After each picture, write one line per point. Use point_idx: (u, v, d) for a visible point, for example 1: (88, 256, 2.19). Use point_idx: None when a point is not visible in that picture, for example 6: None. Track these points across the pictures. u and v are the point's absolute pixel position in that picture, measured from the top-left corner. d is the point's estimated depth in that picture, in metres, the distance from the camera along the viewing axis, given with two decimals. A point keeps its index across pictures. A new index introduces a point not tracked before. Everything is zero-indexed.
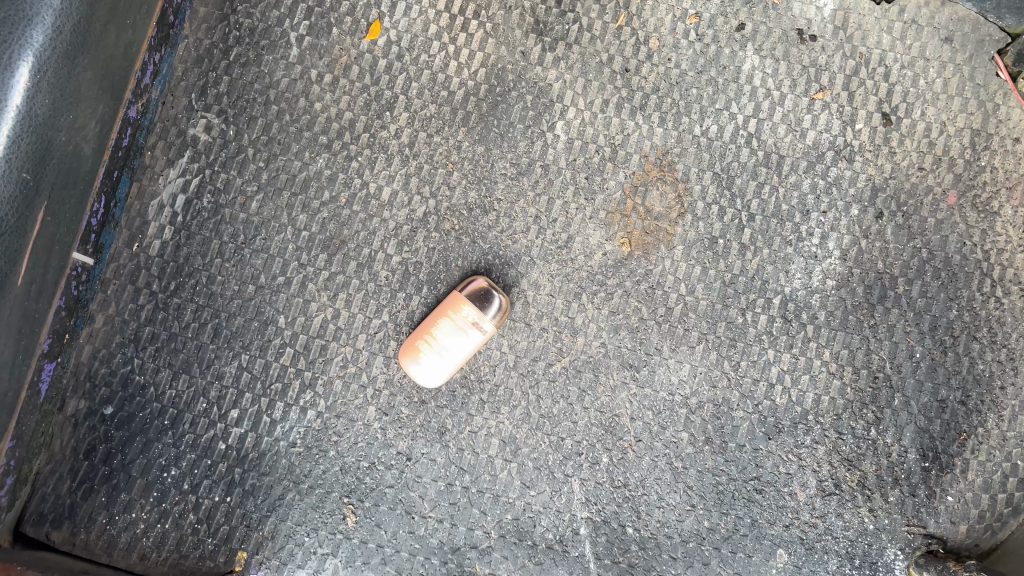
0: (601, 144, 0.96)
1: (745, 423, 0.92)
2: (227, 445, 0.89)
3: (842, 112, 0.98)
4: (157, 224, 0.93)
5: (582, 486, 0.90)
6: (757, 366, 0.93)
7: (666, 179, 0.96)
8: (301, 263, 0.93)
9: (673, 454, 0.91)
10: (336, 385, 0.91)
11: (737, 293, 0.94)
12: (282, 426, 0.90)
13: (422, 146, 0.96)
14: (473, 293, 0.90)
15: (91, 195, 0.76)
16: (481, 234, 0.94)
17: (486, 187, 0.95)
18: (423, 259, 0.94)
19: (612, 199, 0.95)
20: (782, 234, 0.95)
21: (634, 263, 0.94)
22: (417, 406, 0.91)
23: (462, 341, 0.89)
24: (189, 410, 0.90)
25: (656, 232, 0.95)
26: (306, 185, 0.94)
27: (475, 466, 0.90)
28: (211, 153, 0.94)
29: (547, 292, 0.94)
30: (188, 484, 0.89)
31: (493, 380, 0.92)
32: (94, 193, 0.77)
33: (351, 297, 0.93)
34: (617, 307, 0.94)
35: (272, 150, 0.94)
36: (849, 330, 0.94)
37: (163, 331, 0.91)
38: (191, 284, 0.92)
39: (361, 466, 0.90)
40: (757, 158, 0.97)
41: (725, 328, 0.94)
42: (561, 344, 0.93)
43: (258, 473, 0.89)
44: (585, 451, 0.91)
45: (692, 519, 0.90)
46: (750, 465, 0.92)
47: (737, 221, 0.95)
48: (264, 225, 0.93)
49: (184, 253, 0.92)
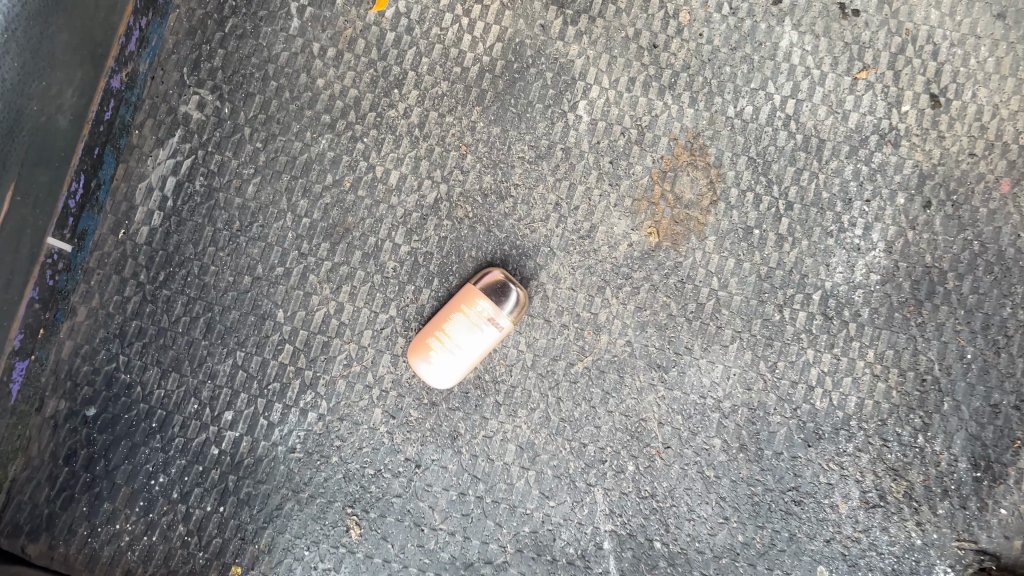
0: (627, 126, 0.89)
1: (782, 429, 0.85)
2: (220, 450, 0.82)
3: (887, 93, 0.90)
4: (146, 209, 0.85)
5: (606, 497, 0.83)
6: (795, 368, 0.86)
7: (697, 163, 0.88)
8: (301, 253, 0.86)
9: (704, 462, 0.84)
10: (339, 386, 0.84)
11: (774, 288, 0.87)
12: (280, 429, 0.83)
13: (433, 127, 0.88)
14: (488, 286, 0.83)
15: (71, 173, 0.70)
16: (497, 222, 0.87)
17: (502, 172, 0.88)
18: (433, 249, 0.86)
19: (638, 185, 0.88)
20: (822, 224, 0.88)
21: (663, 255, 0.87)
22: (427, 409, 0.84)
23: (476, 338, 0.81)
24: (179, 412, 0.82)
25: (686, 221, 0.87)
26: (307, 168, 0.87)
27: (490, 474, 0.83)
28: (204, 133, 0.87)
29: (568, 286, 0.86)
30: (177, 493, 0.81)
31: (509, 381, 0.84)
32: (73, 170, 0.70)
33: (356, 290, 0.85)
34: (644, 303, 0.86)
35: (271, 130, 0.87)
36: (895, 329, 0.87)
37: (151, 326, 0.84)
38: (182, 274, 0.85)
39: (366, 473, 0.82)
40: (796, 142, 0.89)
41: (761, 326, 0.86)
42: (583, 342, 0.86)
43: (253, 480, 0.82)
44: (609, 459, 0.84)
45: (725, 533, 0.83)
46: (788, 475, 0.84)
47: (774, 210, 0.88)
48: (262, 211, 0.86)
49: (174, 241, 0.85)
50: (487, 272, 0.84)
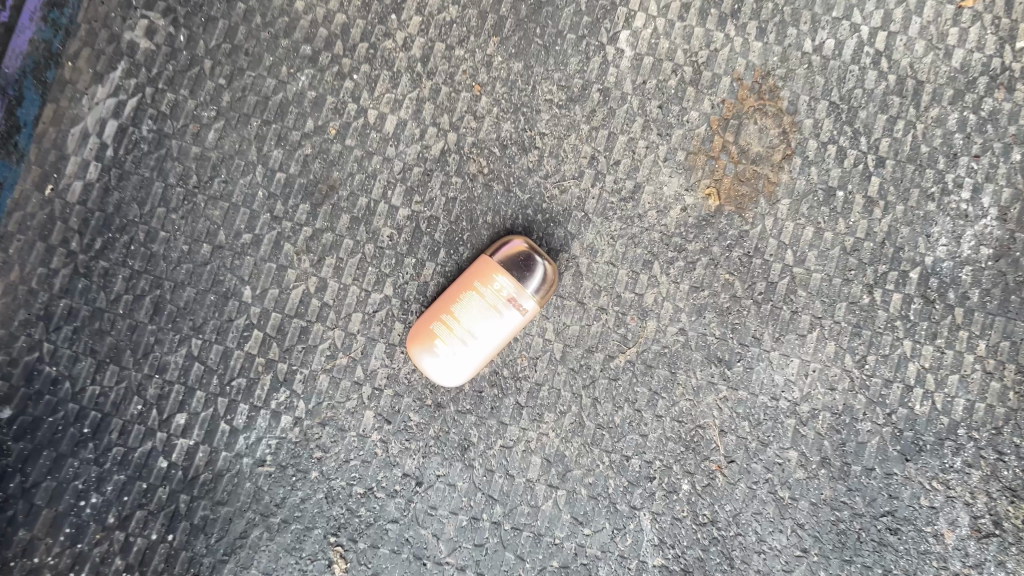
0: (679, 63, 0.71)
1: (873, 439, 0.68)
2: (169, 463, 0.65)
3: (999, 26, 0.73)
4: (80, 160, 0.68)
5: (655, 524, 0.66)
6: (889, 363, 0.69)
7: (767, 109, 0.71)
8: (274, 216, 0.68)
9: (777, 481, 0.67)
10: (320, 382, 0.67)
11: (862, 263, 0.70)
12: (246, 437, 0.66)
13: (439, 61, 0.71)
14: (508, 259, 0.66)
15: None
16: (518, 180, 0.70)
17: (525, 118, 0.70)
18: (440, 213, 0.69)
19: (694, 135, 0.71)
20: (921, 185, 0.71)
21: (725, 222, 0.70)
22: (431, 413, 0.67)
23: (493, 324, 0.64)
24: (119, 415, 0.65)
25: (753, 179, 0.71)
26: (282, 111, 0.70)
27: (509, 495, 0.66)
28: (154, 66, 0.69)
29: (607, 260, 0.69)
30: (114, 517, 0.64)
31: (533, 378, 0.67)
32: None
33: (342, 263, 0.68)
34: (702, 282, 0.69)
35: (237, 63, 0.70)
36: (1010, 315, 0.70)
37: (84, 306, 0.66)
38: (124, 241, 0.67)
39: (354, 493, 0.65)
40: (888, 84, 0.72)
41: (847, 311, 0.69)
42: (626, 330, 0.68)
43: (211, 501, 0.65)
44: (658, 475, 0.67)
45: (804, 569, 0.67)
46: (881, 496, 0.68)
47: (862, 166, 0.71)
48: (226, 164, 0.69)
49: (115, 200, 0.68)
50: (507, 242, 0.67)
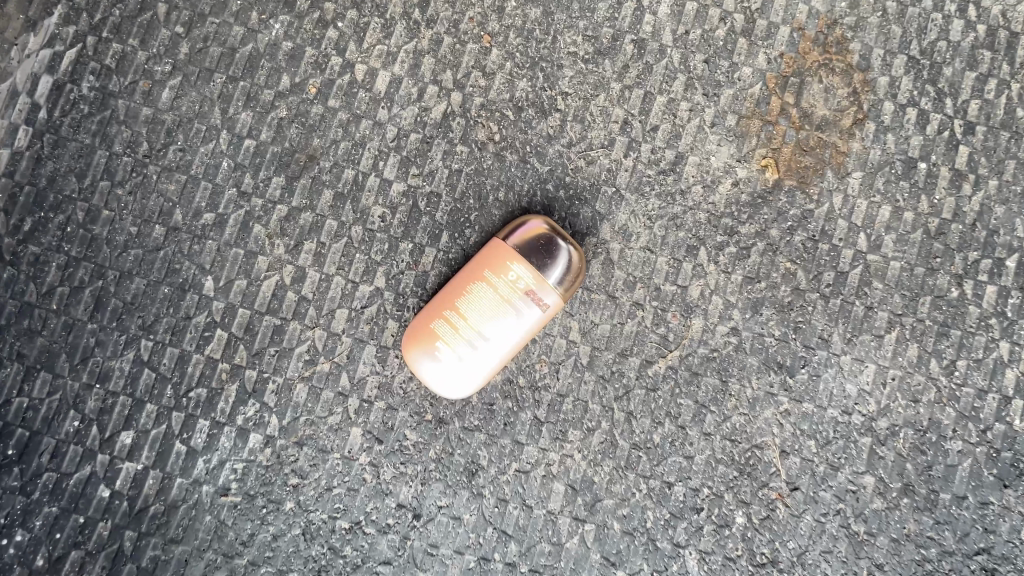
0: (729, 9, 0.59)
1: (965, 462, 0.57)
2: (113, 493, 0.53)
3: None
4: (6, 124, 0.56)
5: (704, 566, 0.55)
6: (983, 369, 0.57)
7: (835, 64, 0.59)
8: (242, 192, 0.56)
9: (850, 513, 0.56)
10: (297, 394, 0.55)
11: (950, 250, 0.58)
12: (206, 461, 0.54)
13: (441, 6, 0.59)
14: (525, 243, 0.54)
15: None
16: (536, 149, 0.58)
17: (544, 75, 0.59)
18: (442, 188, 0.57)
19: (747, 95, 0.59)
20: (1019, 156, 0.59)
21: (784, 200, 0.58)
22: (431, 430, 0.55)
23: (509, 323, 0.53)
24: (51, 434, 0.54)
25: (818, 148, 0.59)
26: (252, 65, 0.58)
27: (526, 530, 0.54)
28: (97, 10, 0.57)
29: (643, 245, 0.57)
30: (45, 559, 0.53)
31: (555, 388, 0.56)
32: None
33: (324, 248, 0.56)
34: (758, 271, 0.57)
35: (198, 7, 0.58)
36: None
37: (10, 301, 0.54)
38: (59, 222, 0.55)
39: (337, 528, 0.54)
40: (978, 35, 0.60)
41: (932, 307, 0.58)
42: (667, 329, 0.57)
43: (164, 539, 0.53)
44: (707, 506, 0.55)
45: None
46: (976, 531, 0.56)
47: (948, 133, 0.59)
48: (183, 129, 0.57)
49: (47, 171, 0.56)
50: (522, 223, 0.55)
